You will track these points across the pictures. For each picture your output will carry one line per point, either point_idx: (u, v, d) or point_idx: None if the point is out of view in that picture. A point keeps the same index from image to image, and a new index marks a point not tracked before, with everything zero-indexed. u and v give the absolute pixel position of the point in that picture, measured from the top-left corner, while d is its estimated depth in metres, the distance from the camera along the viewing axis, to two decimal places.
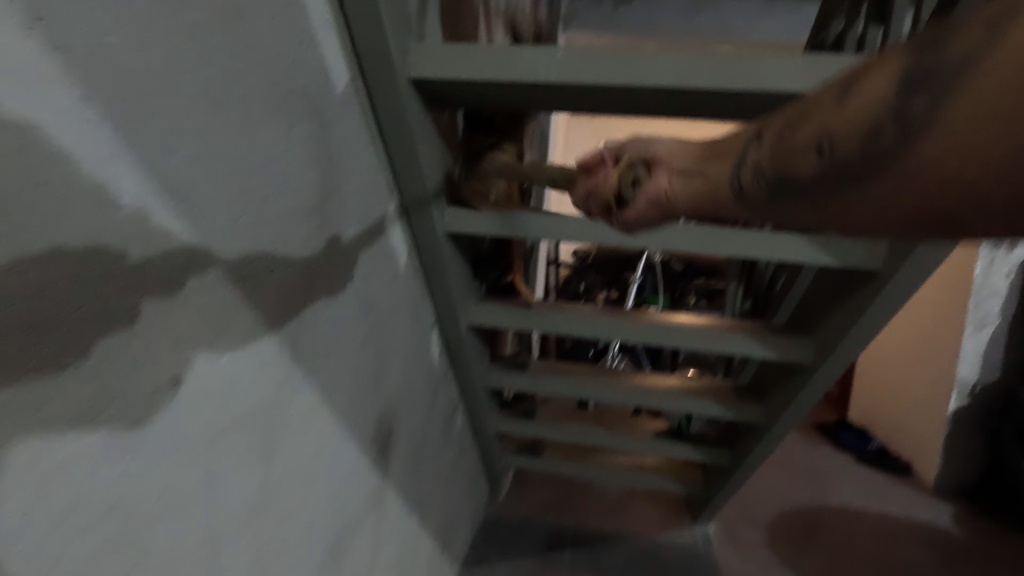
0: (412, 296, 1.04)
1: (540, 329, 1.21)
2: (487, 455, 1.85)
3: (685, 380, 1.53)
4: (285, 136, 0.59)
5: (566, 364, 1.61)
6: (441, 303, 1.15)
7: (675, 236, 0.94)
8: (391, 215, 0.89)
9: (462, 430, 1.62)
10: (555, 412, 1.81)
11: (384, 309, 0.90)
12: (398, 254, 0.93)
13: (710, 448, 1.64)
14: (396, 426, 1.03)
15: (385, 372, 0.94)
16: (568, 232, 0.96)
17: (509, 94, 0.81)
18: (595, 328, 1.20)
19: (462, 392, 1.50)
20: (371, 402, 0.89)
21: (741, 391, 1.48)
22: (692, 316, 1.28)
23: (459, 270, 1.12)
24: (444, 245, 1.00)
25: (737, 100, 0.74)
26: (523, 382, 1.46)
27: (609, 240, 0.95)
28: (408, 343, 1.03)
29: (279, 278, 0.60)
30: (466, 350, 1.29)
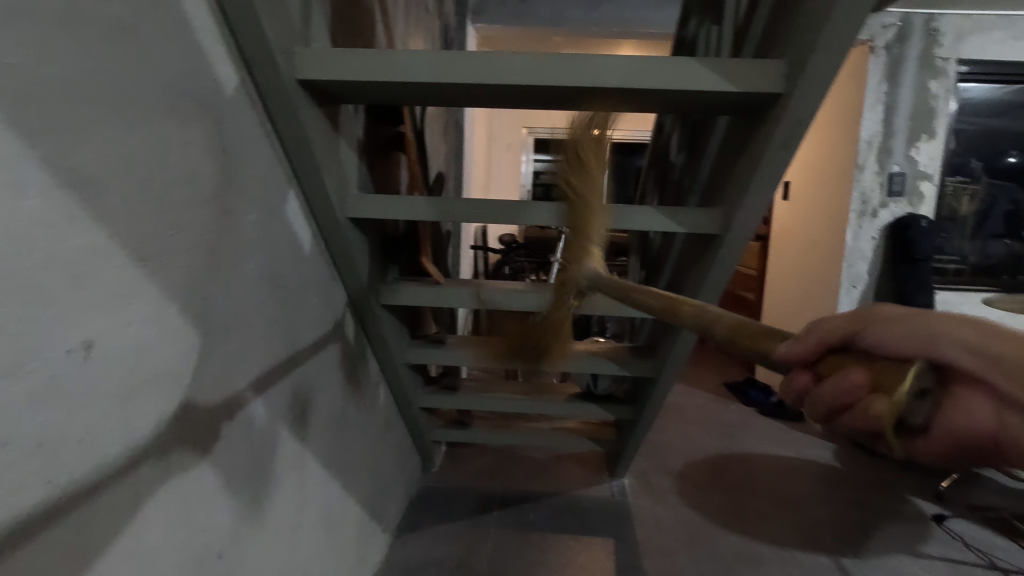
0: (321, 278, 1.13)
1: (448, 303, 1.33)
2: (416, 429, 1.96)
3: (589, 345, 1.70)
4: (178, 132, 0.67)
5: (483, 337, 1.74)
6: (353, 285, 1.25)
7: (551, 212, 1.08)
8: (292, 203, 0.98)
9: (387, 406, 1.72)
10: (479, 384, 1.94)
11: (291, 289, 0.99)
12: (302, 238, 1.03)
13: (616, 405, 1.82)
14: (312, 397, 1.12)
15: (297, 347, 1.03)
16: (458, 212, 1.08)
17: (392, 91, 0.92)
18: (496, 300, 1.33)
19: (385, 370, 1.60)
20: (284, 373, 0.99)
21: (636, 350, 1.66)
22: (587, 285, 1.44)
23: (367, 252, 1.22)
24: (347, 229, 1.10)
25: (582, 93, 0.88)
26: (440, 356, 1.58)
27: (494, 218, 1.07)
28: (320, 322, 1.13)
29: (181, 258, 0.68)
30: (381, 328, 1.39)
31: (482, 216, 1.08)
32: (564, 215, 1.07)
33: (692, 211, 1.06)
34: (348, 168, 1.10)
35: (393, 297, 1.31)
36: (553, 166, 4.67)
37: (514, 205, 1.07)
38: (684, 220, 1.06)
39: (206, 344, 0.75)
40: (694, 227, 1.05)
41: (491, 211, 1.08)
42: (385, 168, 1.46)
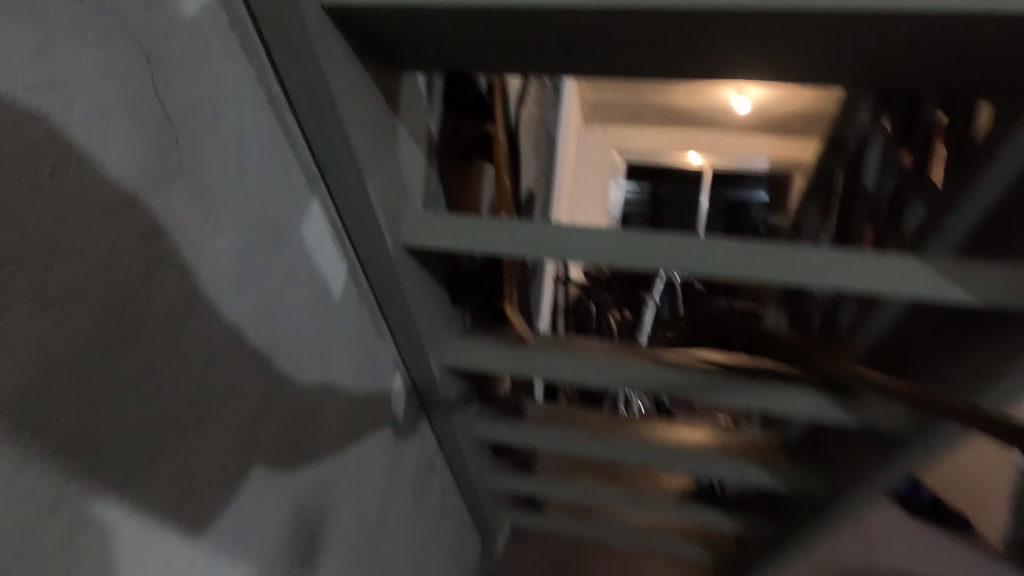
0: (361, 332, 0.76)
1: (538, 374, 0.91)
2: (479, 511, 1.55)
3: (719, 435, 1.22)
4: (43, 67, 0.33)
5: (572, 410, 1.31)
6: (405, 343, 0.87)
7: (726, 256, 0.65)
8: (315, 222, 0.62)
9: (444, 487, 1.32)
10: (561, 462, 1.50)
11: (302, 357, 0.62)
12: (329, 278, 0.66)
13: (750, 516, 1.32)
14: (333, 511, 0.74)
15: (309, 445, 0.66)
16: (571, 248, 0.68)
17: (492, 37, 0.54)
18: (609, 376, 0.90)
19: (443, 445, 1.21)
20: (276, 495, 0.61)
21: (792, 451, 1.17)
22: (739, 360, 0.99)
23: (430, 297, 0.84)
24: (402, 261, 0.73)
25: (842, 34, 0.47)
26: (516, 434, 1.16)
27: (629, 258, 0.67)
28: (351, 400, 0.75)
29: (19, 324, 0.33)
30: (443, 398, 1.00)
31: (611, 256, 0.67)
32: (751, 263, 0.64)
33: (989, 269, 0.60)
34: (411, 174, 0.74)
35: (461, 361, 0.93)
36: (645, 192, 4.19)
37: (665, 242, 0.66)
38: (972, 285, 0.60)
39: (90, 479, 0.39)
40: (996, 295, 0.60)
41: (625, 249, 0.67)
42: (462, 178, 1.10)
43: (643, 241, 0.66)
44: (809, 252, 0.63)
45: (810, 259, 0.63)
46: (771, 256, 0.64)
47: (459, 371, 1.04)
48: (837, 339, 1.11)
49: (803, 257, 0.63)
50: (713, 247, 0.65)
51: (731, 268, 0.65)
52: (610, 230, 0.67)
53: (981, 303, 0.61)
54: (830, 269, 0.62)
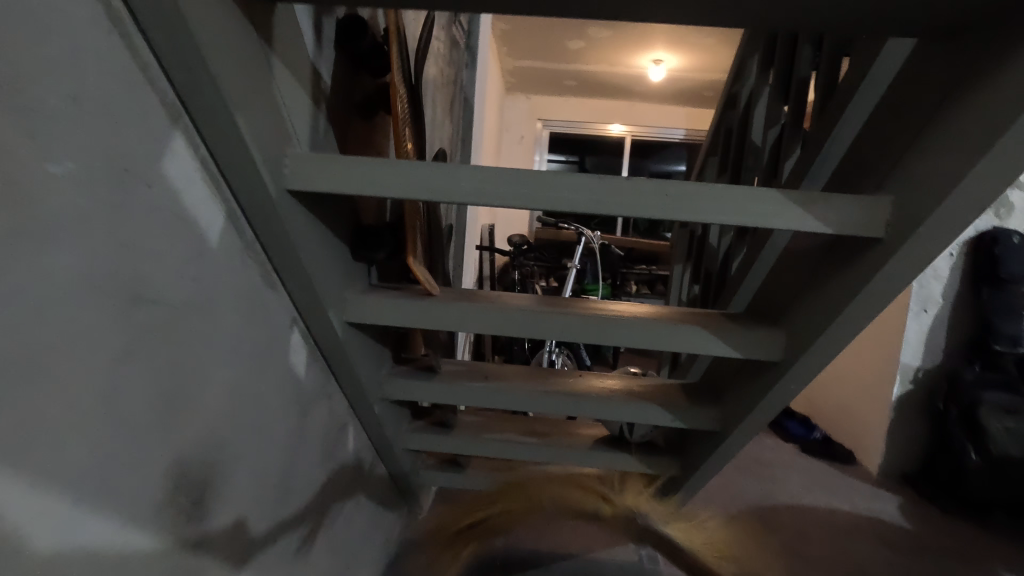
0: (249, 284, 0.73)
1: (444, 327, 0.92)
2: (400, 474, 1.54)
3: (627, 382, 1.28)
4: None
5: (488, 366, 1.33)
6: (302, 298, 0.84)
7: (611, 194, 0.67)
8: (181, 159, 0.58)
9: (359, 450, 1.30)
10: (480, 420, 1.52)
11: (174, 304, 0.58)
12: (202, 221, 0.62)
13: (657, 457, 1.39)
14: (225, 471, 0.71)
15: (193, 399, 0.63)
16: (461, 189, 0.68)
17: None
18: (513, 324, 0.92)
19: (355, 406, 1.19)
20: (153, 450, 0.58)
21: (691, 392, 1.24)
22: (638, 307, 1.03)
23: (325, 248, 0.82)
24: (288, 206, 0.70)
25: None
26: (428, 390, 1.16)
27: (519, 197, 0.68)
28: (240, 354, 0.72)
29: None
30: (348, 355, 0.98)
31: (501, 197, 0.68)
32: (634, 201, 0.67)
33: (843, 199, 0.66)
34: (294, 115, 0.70)
35: (366, 315, 0.91)
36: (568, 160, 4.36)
37: (554, 181, 0.67)
38: (828, 215, 0.66)
39: None
40: (849, 223, 0.66)
41: (515, 189, 0.68)
42: (360, 132, 1.06)
43: (532, 180, 0.67)
44: (687, 188, 0.66)
45: (691, 194, 0.66)
46: (651, 193, 0.66)
47: (366, 329, 1.03)
48: (729, 286, 1.18)
49: (680, 194, 0.66)
50: (600, 185, 0.67)
51: (615, 206, 0.67)
52: (498, 169, 0.67)
53: (839, 231, 0.67)
54: (705, 204, 0.66)
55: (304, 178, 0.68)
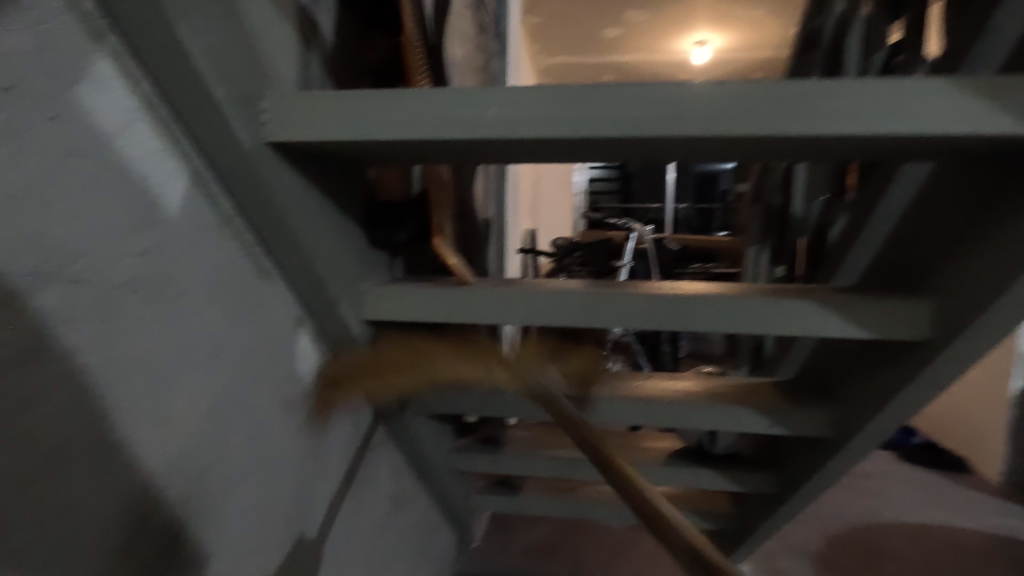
0: (230, 269, 0.57)
1: (481, 319, 0.74)
2: (445, 498, 1.37)
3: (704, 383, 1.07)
4: None
5: (537, 371, 1.14)
6: (306, 289, 0.69)
7: (695, 106, 0.48)
8: (108, 92, 0.44)
9: (395, 473, 1.14)
10: (532, 435, 1.33)
11: (111, 287, 0.44)
12: (150, 180, 0.48)
13: (746, 471, 1.16)
14: (205, 506, 0.56)
15: (151, 415, 0.48)
16: (488, 120, 0.51)
17: None
18: (565, 310, 0.73)
19: (386, 422, 1.02)
20: (87, 484, 0.43)
21: (787, 390, 1.02)
22: (720, 285, 0.83)
23: (330, 225, 0.66)
24: (271, 165, 0.54)
25: None
26: (469, 401, 0.98)
27: (567, 124, 0.50)
28: (225, 359, 0.57)
29: None
30: (370, 362, 0.82)
31: (543, 126, 0.50)
32: (728, 116, 0.48)
33: None
34: (275, 51, 0.56)
35: (387, 309, 0.74)
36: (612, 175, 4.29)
37: (613, 97, 0.49)
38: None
39: None
40: None
41: (559, 114, 0.50)
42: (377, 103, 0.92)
43: (584, 99, 0.49)
44: (806, 90, 0.47)
45: (812, 97, 0.47)
46: (751, 100, 0.48)
47: (392, 331, 0.86)
48: (830, 257, 0.96)
49: (793, 99, 0.47)
50: (680, 98, 0.48)
51: (701, 124, 0.48)
52: (537, 90, 0.50)
53: None
54: (831, 109, 0.47)
55: (289, 123, 0.52)
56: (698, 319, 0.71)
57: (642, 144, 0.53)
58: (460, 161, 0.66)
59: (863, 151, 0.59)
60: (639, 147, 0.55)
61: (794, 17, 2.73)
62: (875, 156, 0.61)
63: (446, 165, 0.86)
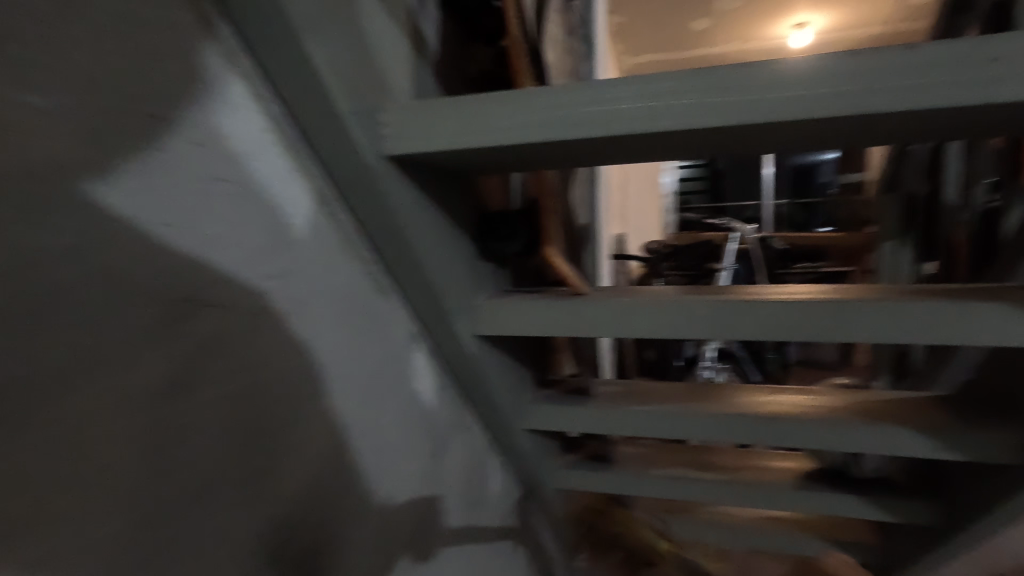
0: (354, 289, 0.56)
1: (601, 332, 0.69)
2: (551, 516, 1.32)
3: (846, 398, 0.95)
4: None
5: (650, 385, 1.07)
6: (422, 305, 0.67)
7: (878, 76, 0.40)
8: (242, 116, 0.44)
9: (503, 491, 1.10)
10: (643, 453, 1.25)
11: (249, 311, 0.44)
12: (281, 202, 0.47)
13: (898, 499, 1.01)
14: (336, 533, 0.54)
15: (285, 440, 0.48)
16: (619, 114, 0.46)
17: None
18: (696, 321, 0.66)
19: (494, 439, 0.99)
20: (233, 512, 0.42)
21: (954, 407, 0.87)
22: (874, 289, 0.72)
23: (445, 238, 0.64)
24: (393, 181, 0.52)
25: None
26: (579, 418, 0.93)
27: (714, 111, 0.44)
28: (352, 382, 0.56)
29: None
30: (482, 380, 0.79)
31: (688, 114, 0.44)
32: (921, 85, 0.40)
33: None
34: (392, 62, 0.54)
35: (501, 325, 0.71)
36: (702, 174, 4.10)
37: (767, 77, 0.43)
38: None
39: None
40: None
41: (706, 101, 0.44)
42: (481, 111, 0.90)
43: (735, 81, 0.43)
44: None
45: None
46: (955, 60, 0.39)
47: (503, 346, 0.83)
48: (1008, 249, 0.81)
49: (1009, 57, 0.38)
50: (853, 70, 0.41)
51: (882, 97, 0.40)
52: (677, 76, 0.44)
53: None
54: None
55: (410, 136, 0.50)
56: (856, 332, 0.62)
57: (803, 128, 0.46)
58: (580, 164, 0.62)
59: None
60: (797, 131, 0.47)
61: None
62: None
63: (553, 171, 0.82)
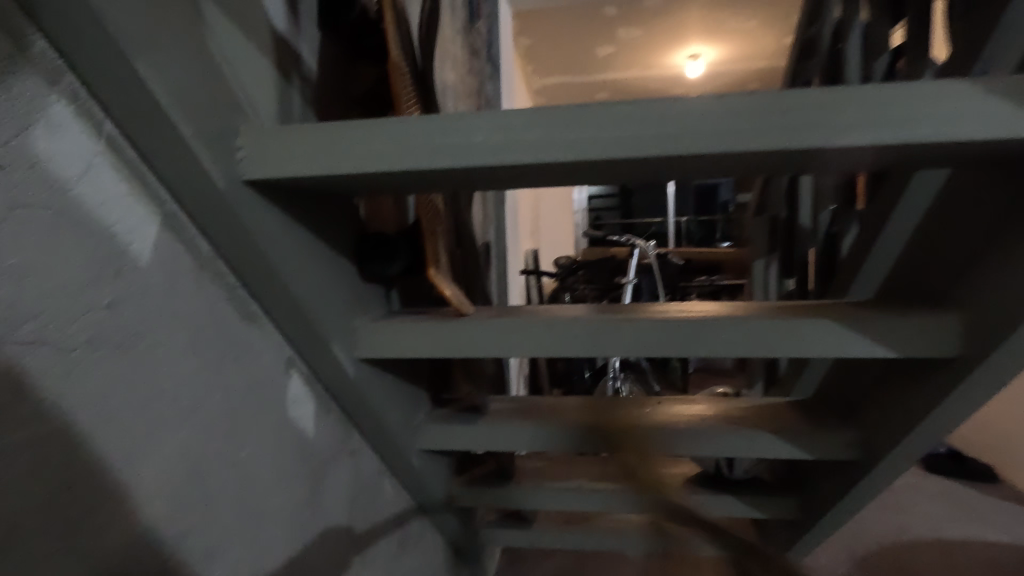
0: (210, 314, 0.54)
1: (482, 352, 0.70)
2: (456, 535, 1.31)
3: (719, 406, 1.02)
4: None
5: (544, 400, 1.10)
6: (294, 330, 0.65)
7: (699, 122, 0.45)
8: (67, 138, 0.41)
9: (401, 514, 1.09)
10: (543, 466, 1.28)
11: (73, 346, 0.41)
12: (115, 227, 0.44)
13: (771, 496, 1.10)
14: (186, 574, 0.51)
15: (121, 482, 0.44)
16: (476, 145, 0.48)
17: None
18: (570, 339, 0.69)
19: (388, 462, 0.97)
20: (46, 567, 0.39)
21: (807, 411, 0.96)
22: (731, 307, 0.79)
23: (317, 262, 0.63)
24: (252, 204, 0.51)
25: None
26: (471, 437, 0.93)
27: (561, 146, 0.47)
28: (209, 414, 0.54)
29: None
30: (366, 403, 0.78)
31: (537, 149, 0.47)
32: (733, 130, 0.44)
33: None
34: (251, 84, 0.53)
35: (382, 347, 0.71)
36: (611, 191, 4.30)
37: (607, 116, 0.46)
38: None
39: None
40: None
41: (553, 137, 0.47)
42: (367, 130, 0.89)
43: (577, 119, 0.46)
44: (812, 97, 0.44)
45: (823, 107, 0.44)
46: (759, 110, 0.44)
47: (390, 366, 0.82)
48: (845, 269, 0.92)
49: (803, 108, 0.44)
50: (679, 115, 0.45)
51: (702, 139, 0.45)
52: (524, 112, 0.47)
53: None
54: (843, 119, 0.43)
55: (268, 160, 0.50)
56: (710, 347, 0.67)
57: (643, 164, 0.50)
58: (453, 189, 0.63)
59: (877, 161, 0.55)
60: (641, 167, 0.51)
61: (785, 27, 2.74)
62: (889, 165, 0.58)
63: (438, 193, 0.83)
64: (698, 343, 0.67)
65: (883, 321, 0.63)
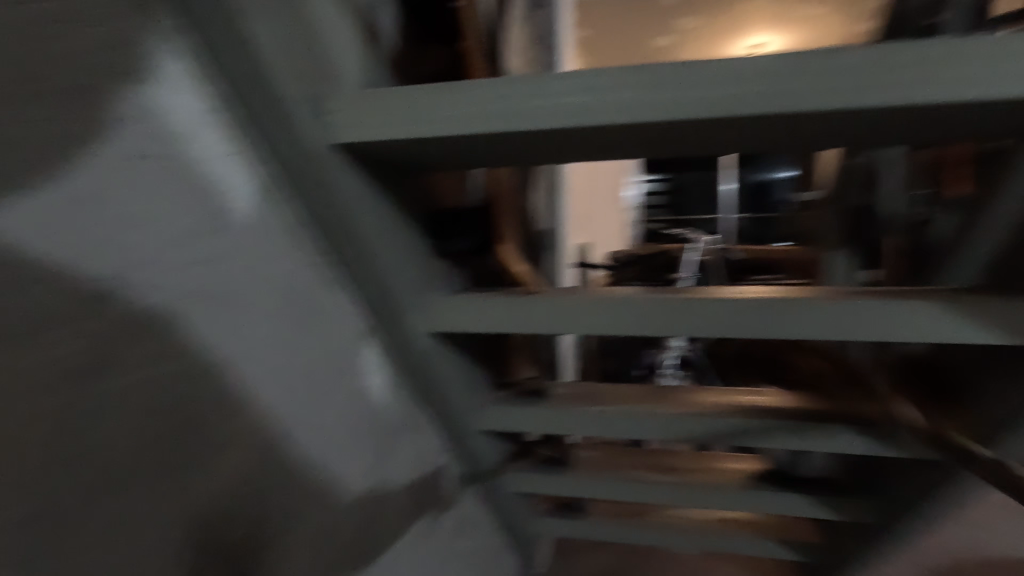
0: (292, 275, 0.57)
1: (552, 328, 0.69)
2: (510, 521, 1.31)
3: (791, 398, 0.98)
4: None
5: (606, 387, 1.08)
6: (371, 300, 0.66)
7: (803, 79, 0.42)
8: (182, 101, 0.47)
9: (459, 494, 1.09)
10: (600, 455, 1.26)
11: (164, 285, 0.46)
12: (221, 184, 0.50)
13: (846, 497, 1.04)
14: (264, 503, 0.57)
15: (209, 414, 0.50)
16: (563, 107, 0.47)
17: None
18: (644, 316, 0.67)
19: (449, 440, 0.98)
20: (151, 473, 0.45)
21: None
22: (814, 290, 0.75)
23: (395, 232, 0.63)
24: (338, 168, 0.52)
25: None
26: (533, 419, 0.92)
27: (653, 106, 0.45)
28: (285, 368, 0.58)
29: None
30: (434, 377, 0.78)
31: (627, 109, 0.46)
32: (842, 86, 0.42)
33: None
34: (340, 51, 0.54)
35: (453, 320, 0.71)
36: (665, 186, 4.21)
37: (703, 73, 0.44)
38: None
39: None
40: None
41: (645, 97, 0.45)
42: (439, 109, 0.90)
43: (671, 77, 0.45)
44: (934, 49, 0.40)
45: (945, 60, 0.40)
46: (871, 65, 0.41)
47: (457, 343, 0.83)
48: (937, 255, 0.86)
49: (922, 61, 0.41)
50: (784, 70, 0.43)
51: (807, 96, 0.42)
52: (615, 72, 0.46)
53: None
54: (968, 72, 0.40)
55: (356, 123, 0.50)
56: (795, 327, 0.64)
57: (738, 126, 0.48)
58: (530, 160, 0.63)
59: (995, 126, 0.51)
60: (735, 130, 0.49)
61: (857, 13, 2.60)
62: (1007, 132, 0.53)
63: (508, 170, 0.83)
64: (782, 323, 0.64)
65: (993, 303, 0.59)
